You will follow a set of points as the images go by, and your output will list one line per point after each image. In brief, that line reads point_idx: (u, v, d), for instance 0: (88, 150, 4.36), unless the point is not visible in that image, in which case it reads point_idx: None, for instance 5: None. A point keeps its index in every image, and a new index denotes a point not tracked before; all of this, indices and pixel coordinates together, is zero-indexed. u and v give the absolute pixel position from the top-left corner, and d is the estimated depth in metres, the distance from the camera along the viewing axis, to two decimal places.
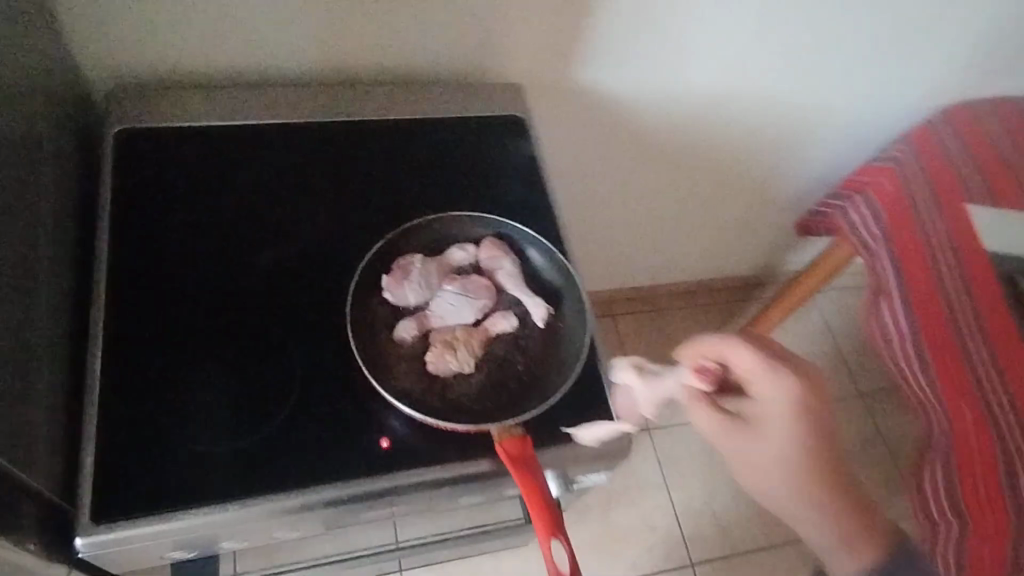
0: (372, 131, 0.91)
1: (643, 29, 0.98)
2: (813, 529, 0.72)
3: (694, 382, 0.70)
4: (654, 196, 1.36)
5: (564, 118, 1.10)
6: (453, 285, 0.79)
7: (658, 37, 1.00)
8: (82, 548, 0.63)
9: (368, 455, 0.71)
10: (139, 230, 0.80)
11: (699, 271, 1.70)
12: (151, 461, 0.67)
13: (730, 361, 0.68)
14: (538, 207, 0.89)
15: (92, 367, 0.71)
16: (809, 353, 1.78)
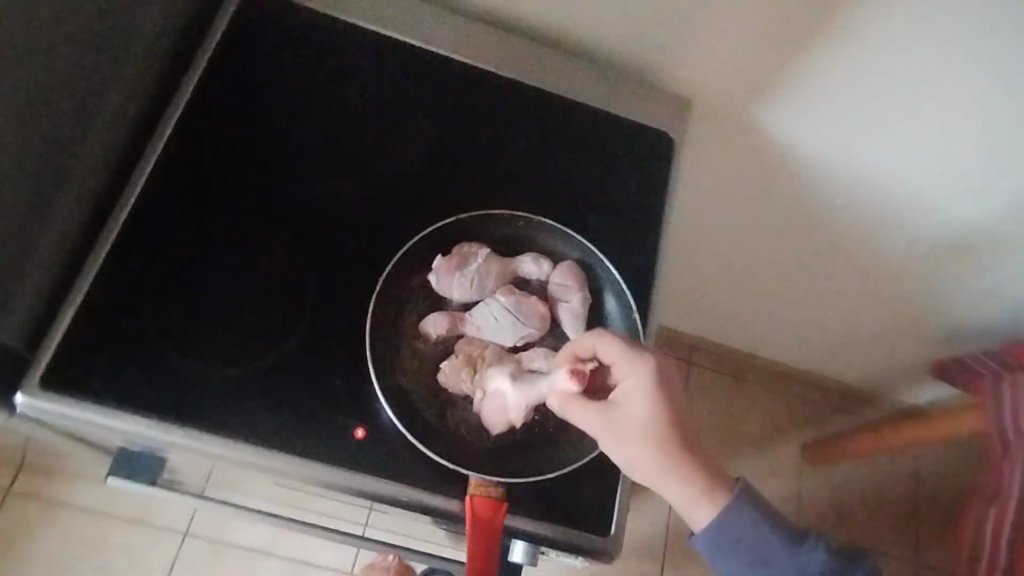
0: (500, 91, 0.81)
1: (845, 82, 0.81)
2: (721, 546, 0.64)
3: (568, 383, 0.61)
4: (786, 269, 1.19)
5: (718, 154, 0.95)
6: (507, 298, 0.68)
7: (859, 97, 0.82)
8: (20, 407, 0.60)
9: (335, 438, 0.63)
10: (221, 105, 0.74)
11: (800, 360, 1.51)
12: (122, 346, 0.63)
13: (597, 351, 0.62)
14: (639, 246, 0.76)
15: (111, 227, 0.66)
16: (884, 496, 1.55)
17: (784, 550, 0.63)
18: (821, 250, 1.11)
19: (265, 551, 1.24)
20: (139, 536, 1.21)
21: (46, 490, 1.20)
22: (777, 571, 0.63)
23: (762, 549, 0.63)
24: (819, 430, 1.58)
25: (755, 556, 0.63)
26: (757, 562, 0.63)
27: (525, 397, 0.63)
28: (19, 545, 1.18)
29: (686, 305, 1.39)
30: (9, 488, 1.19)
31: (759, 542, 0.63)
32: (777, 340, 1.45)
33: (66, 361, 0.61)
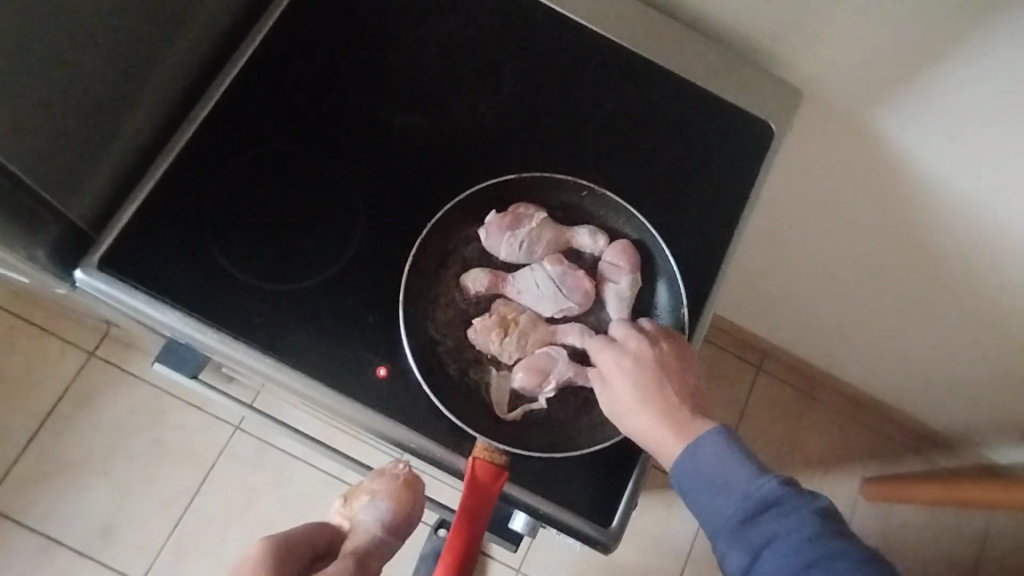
0: (596, 50, 0.77)
1: (976, 93, 0.71)
2: (691, 483, 0.56)
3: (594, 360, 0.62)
4: (879, 291, 1.09)
5: (823, 155, 0.87)
6: (553, 268, 0.66)
7: (989, 113, 0.72)
8: (78, 280, 0.63)
9: (356, 371, 0.64)
10: (311, 23, 0.74)
11: (880, 390, 1.41)
12: (176, 241, 0.65)
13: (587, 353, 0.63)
14: (709, 238, 0.71)
15: (186, 128, 0.69)
16: (940, 551, 1.44)
17: (748, 479, 0.54)
18: (923, 279, 1.01)
19: (303, 461, 1.30)
20: (195, 421, 1.30)
21: (124, 361, 1.30)
22: (737, 501, 0.53)
23: (727, 474, 0.54)
24: (885, 467, 1.47)
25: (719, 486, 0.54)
26: (719, 490, 0.54)
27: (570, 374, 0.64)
28: (92, 405, 1.29)
29: (765, 309, 1.32)
30: (92, 353, 1.30)
31: (725, 469, 0.55)
32: (858, 365, 1.35)
33: (123, 247, 0.64)
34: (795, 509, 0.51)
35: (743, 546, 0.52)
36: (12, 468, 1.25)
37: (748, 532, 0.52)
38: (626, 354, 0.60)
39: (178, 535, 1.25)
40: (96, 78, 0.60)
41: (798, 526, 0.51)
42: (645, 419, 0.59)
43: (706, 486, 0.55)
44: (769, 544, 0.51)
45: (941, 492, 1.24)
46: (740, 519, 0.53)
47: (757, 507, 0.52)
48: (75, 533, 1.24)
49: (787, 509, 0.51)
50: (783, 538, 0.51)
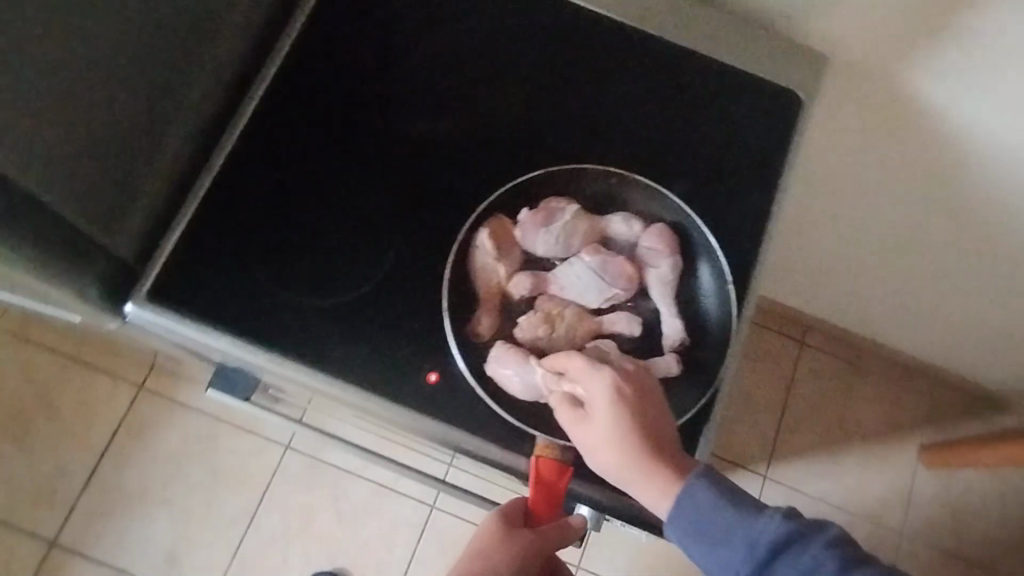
0: (611, 35, 0.76)
1: (1001, 40, 0.69)
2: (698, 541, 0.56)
3: None
4: (920, 252, 1.07)
5: (850, 120, 0.85)
6: (593, 259, 0.66)
7: (1014, 59, 0.70)
8: (129, 315, 0.64)
9: (405, 378, 0.64)
10: (325, 41, 0.74)
11: (928, 354, 1.38)
12: (217, 267, 0.66)
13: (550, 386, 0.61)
14: (747, 213, 0.70)
15: (215, 157, 0.69)
16: (1006, 511, 1.40)
17: (748, 521, 0.55)
18: (966, 234, 0.99)
19: (356, 473, 1.32)
20: (247, 445, 1.32)
21: (172, 392, 1.33)
22: (746, 548, 0.55)
23: (725, 522, 0.56)
24: (943, 431, 1.44)
25: (720, 535, 0.56)
26: (721, 543, 0.56)
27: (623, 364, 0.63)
28: (146, 437, 1.31)
29: (803, 283, 1.29)
30: (141, 386, 1.33)
31: (720, 513, 0.56)
32: (903, 330, 1.32)
33: (167, 277, 0.65)
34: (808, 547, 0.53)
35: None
36: (74, 505, 1.28)
37: None
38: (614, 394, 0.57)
39: (240, 557, 1.28)
40: (121, 113, 0.61)
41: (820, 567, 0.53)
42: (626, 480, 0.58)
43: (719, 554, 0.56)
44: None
45: (1002, 452, 1.20)
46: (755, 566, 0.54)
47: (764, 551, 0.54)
48: (143, 563, 1.27)
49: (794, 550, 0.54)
50: None
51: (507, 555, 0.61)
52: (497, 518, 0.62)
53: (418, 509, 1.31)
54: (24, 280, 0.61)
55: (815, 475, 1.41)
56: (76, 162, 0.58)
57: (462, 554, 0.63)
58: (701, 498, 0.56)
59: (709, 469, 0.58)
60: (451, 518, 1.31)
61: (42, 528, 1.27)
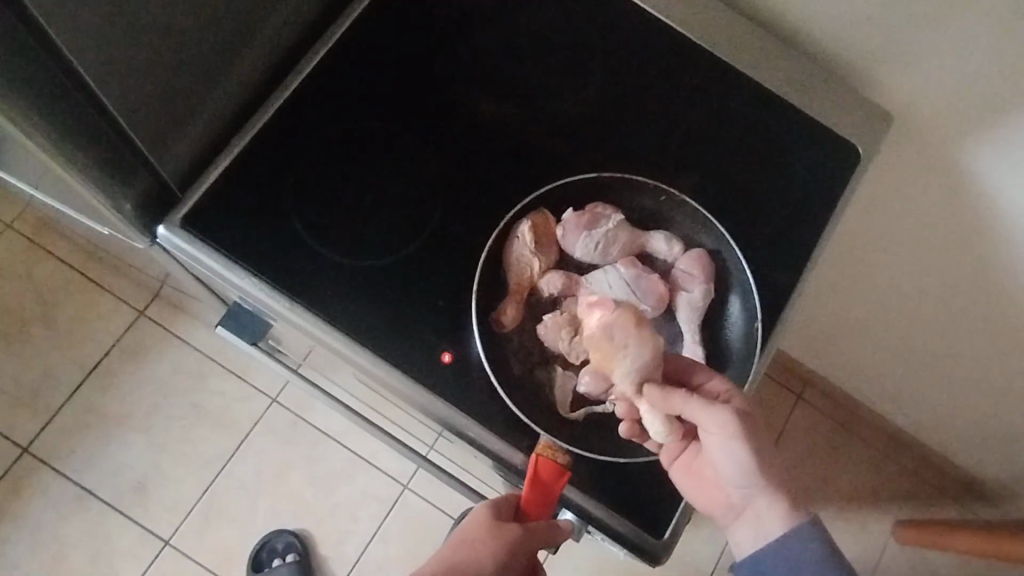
0: (684, 57, 0.75)
1: None
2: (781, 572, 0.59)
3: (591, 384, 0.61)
4: (939, 331, 1.06)
5: (901, 187, 0.85)
6: (628, 272, 0.65)
7: None
8: (161, 237, 0.64)
9: (421, 353, 0.64)
10: (404, 7, 0.74)
11: (923, 432, 1.37)
12: (255, 208, 0.66)
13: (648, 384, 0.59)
14: (788, 257, 0.69)
15: (275, 99, 0.69)
16: None
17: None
18: (989, 323, 0.98)
19: (337, 439, 1.31)
20: (235, 390, 1.31)
21: (171, 324, 1.32)
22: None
23: (824, 574, 0.57)
24: (921, 510, 1.44)
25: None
26: None
27: None
28: (136, 364, 1.31)
29: (814, 339, 1.29)
30: (142, 312, 1.32)
31: (822, 567, 0.57)
32: (903, 404, 1.32)
33: (205, 210, 0.65)
34: None
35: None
36: (55, 415, 1.28)
37: None
38: (732, 430, 0.58)
39: (208, 499, 1.27)
40: (196, 45, 0.60)
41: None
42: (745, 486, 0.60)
43: None
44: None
45: (978, 544, 1.20)
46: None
47: None
48: (109, 486, 1.26)
49: None
50: None
51: (497, 545, 0.61)
52: (489, 508, 0.63)
53: (390, 486, 1.31)
54: (65, 180, 0.61)
55: None
56: (146, 79, 0.57)
57: (451, 543, 0.64)
58: (809, 549, 0.58)
59: (819, 525, 0.59)
60: (421, 502, 1.30)
61: (17, 432, 1.26)
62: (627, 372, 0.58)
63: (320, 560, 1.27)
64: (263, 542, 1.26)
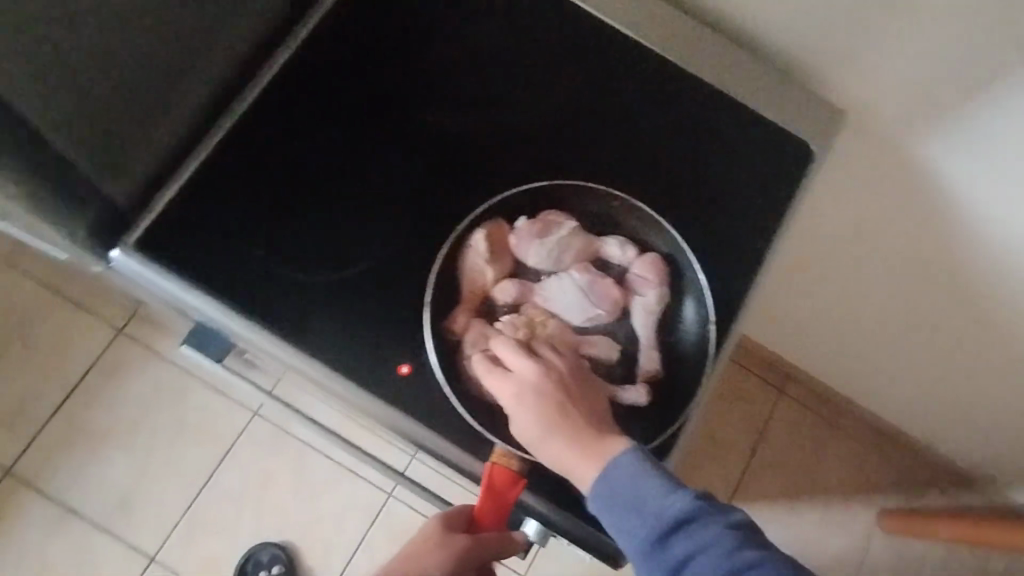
0: (635, 61, 0.76)
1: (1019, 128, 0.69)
2: (613, 508, 0.54)
3: None
4: (910, 322, 1.07)
5: (859, 182, 0.85)
6: (582, 277, 0.66)
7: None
8: (115, 260, 0.64)
9: (378, 366, 0.64)
10: (354, 22, 0.75)
11: (904, 422, 1.38)
12: (209, 227, 0.66)
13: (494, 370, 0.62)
14: (742, 257, 0.70)
15: (226, 118, 0.69)
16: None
17: (663, 492, 0.53)
18: (958, 313, 0.99)
19: (319, 449, 1.32)
20: (216, 404, 1.32)
21: (150, 340, 1.33)
22: (653, 519, 0.53)
23: (639, 492, 0.54)
24: (906, 500, 1.44)
25: (631, 504, 0.54)
26: (636, 511, 0.53)
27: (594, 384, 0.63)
28: (117, 381, 1.31)
29: (791, 333, 1.29)
30: (121, 329, 1.32)
31: (637, 485, 0.54)
32: (881, 396, 1.32)
33: (158, 230, 0.65)
34: (710, 525, 0.51)
35: (665, 562, 0.52)
36: (37, 435, 1.28)
37: (668, 550, 0.52)
38: (515, 389, 0.59)
39: (192, 514, 1.27)
40: (134, 65, 0.60)
41: (717, 544, 0.50)
42: (553, 450, 0.57)
43: (632, 523, 0.53)
44: (693, 559, 0.51)
45: (960, 531, 1.20)
46: (658, 534, 0.52)
47: (673, 523, 0.52)
48: (93, 503, 1.26)
49: (701, 525, 0.51)
50: (704, 554, 0.50)
51: (441, 552, 0.61)
52: (439, 518, 0.64)
53: (375, 495, 1.31)
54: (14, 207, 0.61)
55: (772, 523, 1.41)
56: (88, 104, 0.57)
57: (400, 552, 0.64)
58: (624, 471, 0.54)
59: (640, 449, 0.56)
60: (406, 510, 1.30)
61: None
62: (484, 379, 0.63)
63: (306, 570, 1.27)
64: (249, 555, 1.26)
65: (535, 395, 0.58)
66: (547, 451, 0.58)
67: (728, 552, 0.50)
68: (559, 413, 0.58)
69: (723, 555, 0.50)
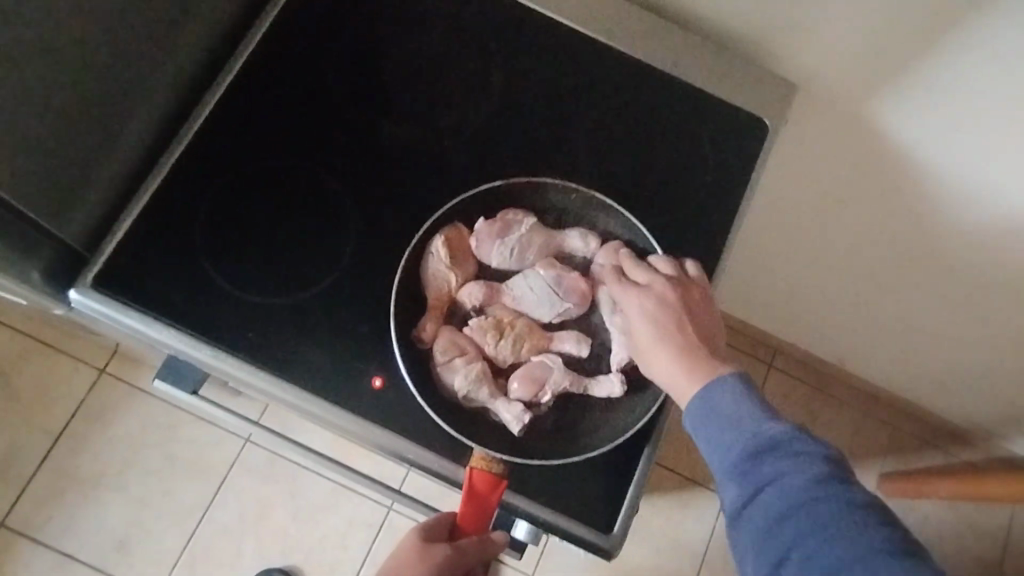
0: (581, 52, 0.76)
1: (962, 82, 0.70)
2: (708, 421, 0.53)
3: (519, 388, 0.62)
4: (886, 285, 1.07)
5: (818, 151, 0.85)
6: (547, 273, 0.65)
7: (973, 103, 0.71)
8: (74, 301, 0.64)
9: (350, 382, 0.63)
10: (294, 41, 0.74)
11: (893, 385, 1.38)
12: (167, 259, 0.65)
13: (467, 374, 0.62)
14: (705, 237, 0.70)
15: (174, 148, 0.69)
16: (961, 545, 1.40)
17: (760, 417, 0.51)
18: (932, 271, 0.99)
19: (315, 470, 1.31)
20: (206, 434, 1.31)
21: (134, 378, 1.32)
22: (746, 436, 0.50)
23: (738, 411, 0.52)
24: (904, 461, 1.44)
25: (728, 420, 0.52)
26: (729, 426, 0.52)
27: (569, 378, 0.62)
28: (104, 422, 1.30)
29: (772, 307, 1.29)
30: (103, 369, 1.31)
31: (738, 405, 0.52)
32: (868, 360, 1.33)
33: (114, 266, 0.64)
34: (801, 451, 0.48)
35: (748, 480, 0.49)
36: (28, 485, 1.27)
37: (754, 468, 0.49)
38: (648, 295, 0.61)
39: (193, 547, 1.27)
40: (72, 102, 0.60)
41: (804, 470, 0.47)
42: (664, 359, 0.58)
43: (723, 439, 0.51)
44: (777, 480, 0.48)
45: (958, 486, 1.20)
46: (745, 451, 0.50)
47: (762, 444, 0.50)
48: (91, 548, 1.25)
49: (792, 452, 0.48)
50: (788, 476, 0.48)
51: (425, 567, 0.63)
52: (417, 532, 0.65)
53: (375, 510, 1.30)
54: None
55: None
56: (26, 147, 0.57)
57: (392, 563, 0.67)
58: (728, 390, 0.53)
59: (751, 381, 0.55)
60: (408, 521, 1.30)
61: None
62: (458, 385, 0.62)
63: None
64: None
65: (663, 301, 0.60)
66: (656, 363, 0.59)
67: (815, 479, 0.47)
68: (682, 326, 0.59)
69: (808, 479, 0.47)
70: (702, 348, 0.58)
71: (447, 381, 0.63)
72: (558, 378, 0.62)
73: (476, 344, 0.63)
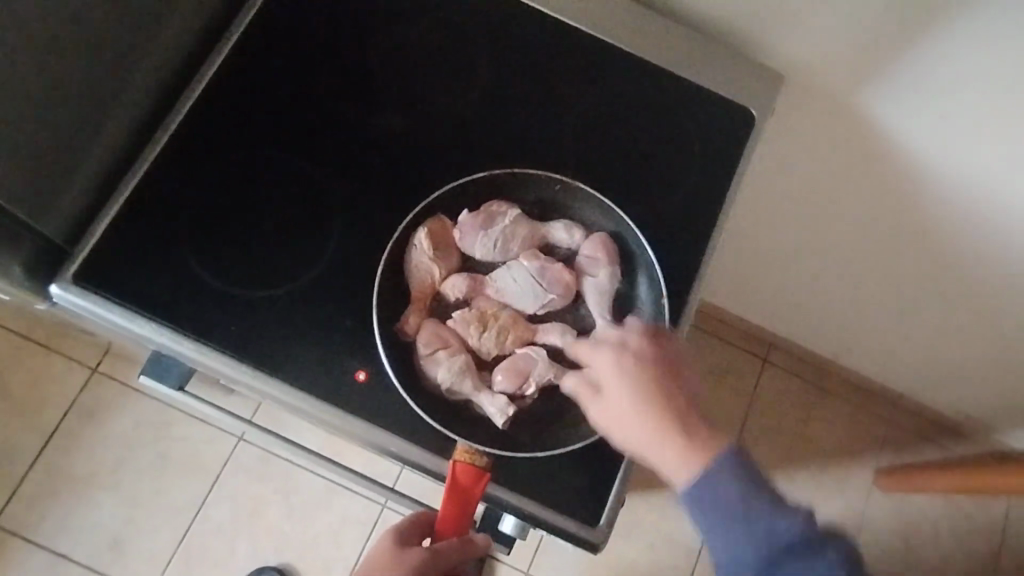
0: (565, 44, 0.75)
1: (946, 69, 0.69)
2: (711, 516, 0.53)
3: (503, 381, 0.62)
4: (878, 277, 1.06)
5: (807, 141, 0.85)
6: (531, 265, 0.65)
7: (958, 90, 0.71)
8: (55, 297, 0.63)
9: (333, 375, 0.63)
10: (277, 34, 0.74)
11: (887, 378, 1.37)
12: (149, 253, 0.65)
13: (450, 367, 0.62)
14: (691, 228, 0.69)
15: (156, 142, 0.68)
16: (957, 538, 1.39)
17: (766, 510, 0.52)
18: (924, 262, 0.98)
19: (307, 468, 1.30)
20: (198, 433, 1.30)
21: (126, 376, 1.31)
22: (758, 536, 0.51)
23: (743, 505, 0.52)
24: (899, 455, 1.43)
25: (734, 516, 0.52)
26: (737, 524, 0.52)
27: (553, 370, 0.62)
28: (96, 421, 1.30)
29: (765, 301, 1.29)
30: (95, 368, 1.31)
31: (740, 498, 0.52)
32: (862, 353, 1.32)
33: (95, 261, 0.64)
34: (813, 548, 0.50)
35: None
36: (20, 485, 1.26)
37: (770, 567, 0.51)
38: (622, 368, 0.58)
39: (186, 546, 1.26)
40: (49, 94, 0.59)
41: (817, 566, 0.50)
42: (647, 437, 0.56)
43: (731, 535, 0.52)
44: None
45: (952, 479, 1.20)
46: (761, 553, 0.51)
47: (776, 542, 0.51)
48: (84, 547, 1.25)
49: (804, 548, 0.51)
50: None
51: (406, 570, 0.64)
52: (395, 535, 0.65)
53: (369, 507, 1.30)
54: None
55: None
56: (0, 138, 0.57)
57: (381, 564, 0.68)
58: (727, 481, 0.53)
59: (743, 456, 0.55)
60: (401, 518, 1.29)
61: None
62: (442, 378, 0.62)
63: None
64: None
65: (641, 373, 0.57)
66: (633, 436, 0.57)
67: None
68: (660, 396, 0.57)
69: None
70: (682, 419, 0.57)
71: (431, 374, 0.62)
72: (542, 369, 0.62)
73: (460, 336, 0.63)
